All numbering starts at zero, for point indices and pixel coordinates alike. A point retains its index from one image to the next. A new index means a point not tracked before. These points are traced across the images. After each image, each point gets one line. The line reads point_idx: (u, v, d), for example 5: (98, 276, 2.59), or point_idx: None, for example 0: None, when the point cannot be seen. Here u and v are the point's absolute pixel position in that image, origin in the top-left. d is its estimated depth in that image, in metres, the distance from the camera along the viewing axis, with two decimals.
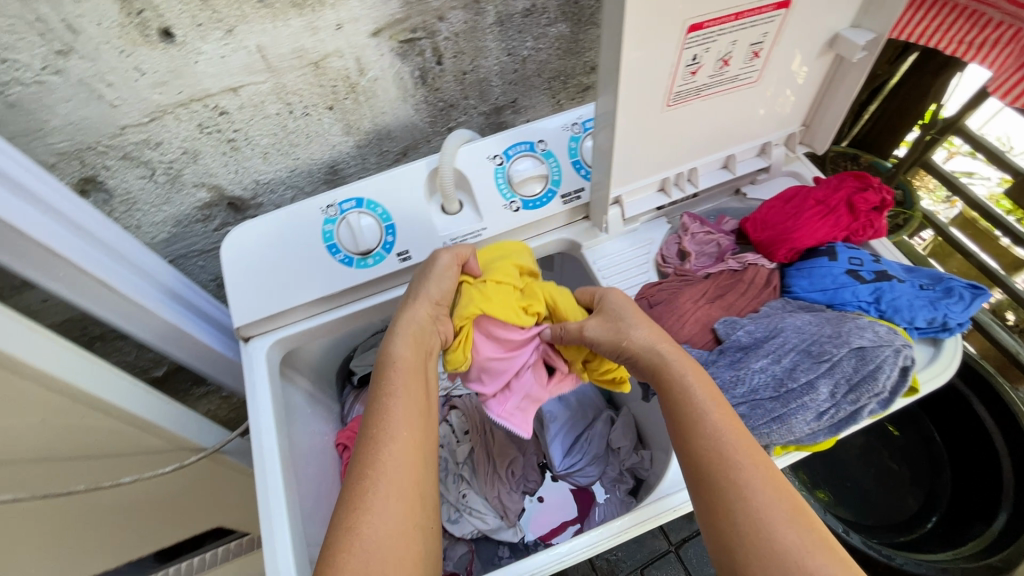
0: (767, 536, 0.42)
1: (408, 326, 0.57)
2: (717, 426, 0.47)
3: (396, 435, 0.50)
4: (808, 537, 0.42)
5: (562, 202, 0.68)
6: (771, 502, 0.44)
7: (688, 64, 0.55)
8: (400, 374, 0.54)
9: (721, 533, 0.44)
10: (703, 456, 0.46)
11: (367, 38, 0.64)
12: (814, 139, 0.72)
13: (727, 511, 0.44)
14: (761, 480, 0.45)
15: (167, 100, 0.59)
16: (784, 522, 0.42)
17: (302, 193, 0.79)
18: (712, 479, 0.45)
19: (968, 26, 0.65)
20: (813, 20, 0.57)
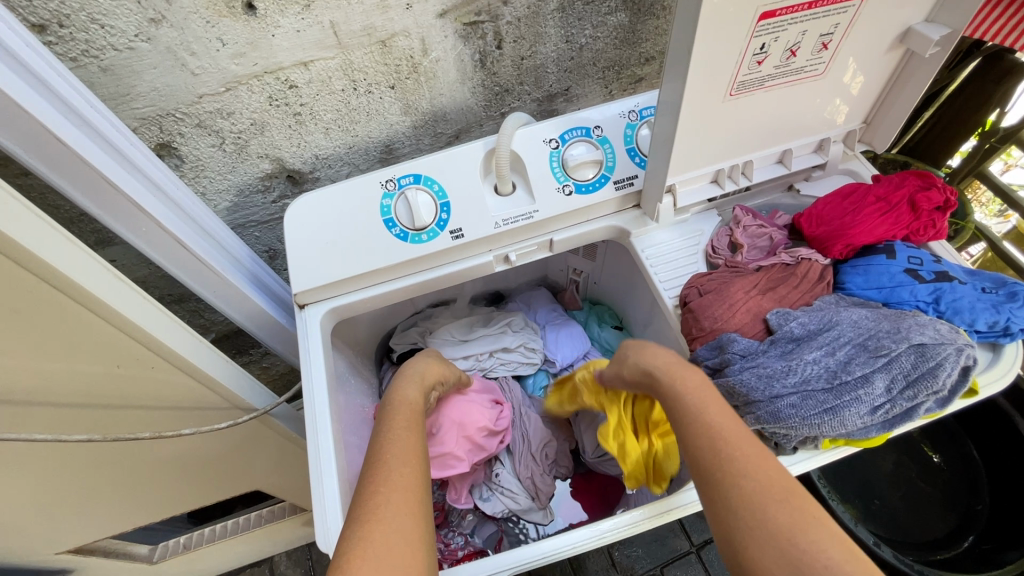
0: (761, 517, 0.40)
1: (413, 379, 0.66)
2: (710, 417, 0.48)
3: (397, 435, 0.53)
4: (803, 517, 0.39)
5: (615, 188, 0.68)
6: (765, 483, 0.42)
7: (755, 53, 0.55)
8: (403, 405, 0.60)
9: (720, 519, 0.42)
10: (696, 445, 0.46)
11: (433, 19, 0.66)
12: (874, 138, 0.71)
13: (721, 496, 0.43)
14: (753, 462, 0.43)
15: (243, 71, 0.61)
16: (775, 501, 0.41)
17: (357, 170, 0.81)
18: (706, 466, 0.45)
19: None
20: (886, 13, 0.56)
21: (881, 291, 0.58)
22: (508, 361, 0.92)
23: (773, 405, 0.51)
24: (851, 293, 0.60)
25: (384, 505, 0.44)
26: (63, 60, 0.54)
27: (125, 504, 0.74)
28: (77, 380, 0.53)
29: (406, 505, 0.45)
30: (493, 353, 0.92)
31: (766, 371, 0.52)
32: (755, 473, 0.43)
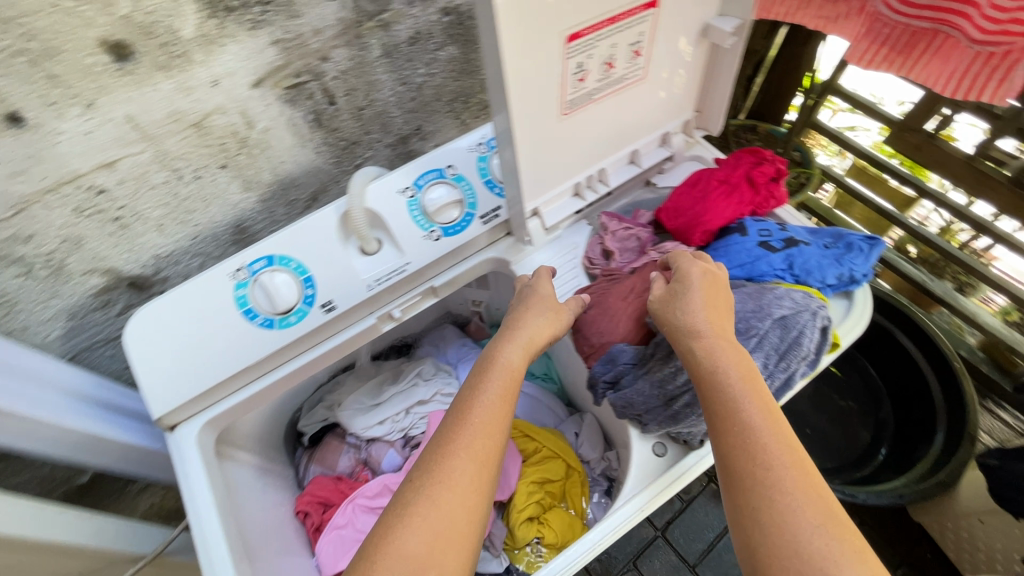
0: (791, 535, 0.38)
1: (514, 333, 0.57)
2: (751, 417, 0.43)
3: (473, 417, 0.49)
4: (841, 547, 0.37)
5: (482, 223, 0.68)
6: (802, 500, 0.39)
7: (574, 73, 0.56)
8: (502, 375, 0.53)
9: (744, 530, 0.40)
10: (729, 447, 0.43)
11: (248, 90, 0.61)
12: (708, 123, 0.75)
13: (749, 506, 0.40)
14: (793, 476, 0.40)
15: (31, 189, 0.53)
16: (812, 522, 0.38)
17: (211, 258, 0.74)
18: (738, 473, 0.42)
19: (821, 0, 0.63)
20: (681, 13, 0.59)
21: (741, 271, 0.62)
22: (426, 413, 0.87)
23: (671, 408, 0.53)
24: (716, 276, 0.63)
25: (433, 497, 0.44)
26: None
27: None
28: None
29: (466, 487, 0.46)
30: (409, 409, 0.87)
31: (658, 376, 0.54)
32: (792, 489, 0.39)
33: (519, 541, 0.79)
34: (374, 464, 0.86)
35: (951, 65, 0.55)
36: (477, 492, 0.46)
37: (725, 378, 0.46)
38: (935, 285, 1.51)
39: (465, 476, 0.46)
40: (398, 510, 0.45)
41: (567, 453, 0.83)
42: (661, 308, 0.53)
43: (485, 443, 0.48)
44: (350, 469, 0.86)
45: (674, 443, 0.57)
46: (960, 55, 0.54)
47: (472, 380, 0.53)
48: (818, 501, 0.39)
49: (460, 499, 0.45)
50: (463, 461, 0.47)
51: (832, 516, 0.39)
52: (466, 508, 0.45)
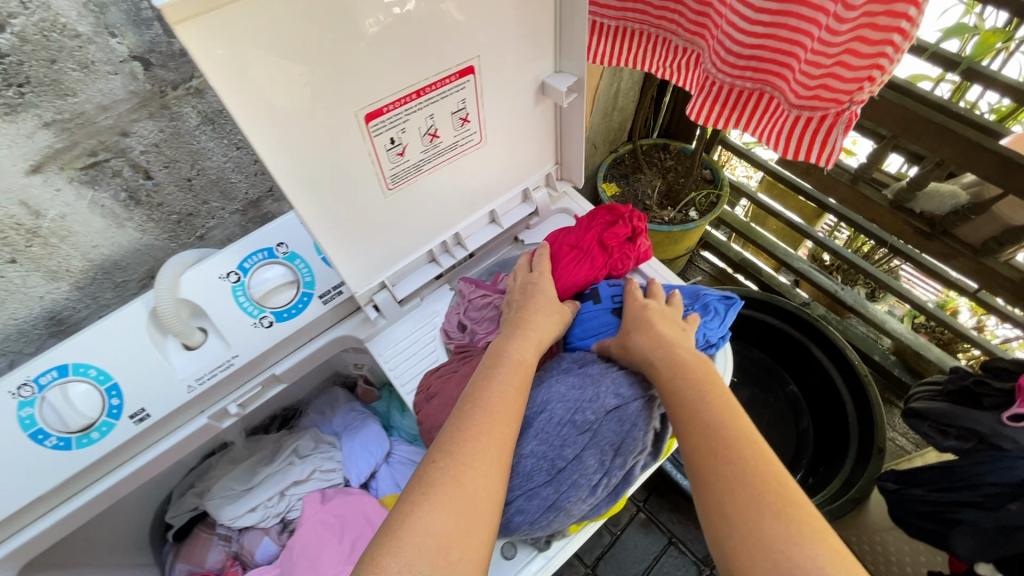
0: (753, 525, 0.38)
1: (524, 327, 0.55)
2: (711, 416, 0.45)
3: (488, 405, 0.47)
4: (800, 531, 0.37)
5: (321, 302, 0.62)
6: (761, 492, 0.39)
7: (388, 148, 0.51)
8: (514, 368, 0.51)
9: (713, 526, 0.40)
10: (692, 445, 0.44)
11: (25, 177, 0.53)
12: (571, 174, 0.72)
13: (714, 500, 0.41)
14: (753, 468, 0.41)
15: None
16: (773, 513, 0.38)
17: (23, 354, 0.66)
18: (702, 469, 0.42)
19: (664, 53, 0.67)
20: (509, 76, 0.56)
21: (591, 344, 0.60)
22: (302, 494, 0.81)
23: (505, 514, 0.48)
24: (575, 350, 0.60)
25: (456, 477, 0.42)
26: None
27: None
28: None
29: (488, 470, 0.43)
30: (284, 491, 0.81)
31: None
32: (751, 481, 0.40)
33: None
34: (245, 557, 0.79)
35: (778, 125, 0.60)
36: (501, 473, 0.43)
37: (685, 381, 0.48)
38: (845, 293, 1.51)
39: (486, 461, 0.43)
40: (415, 494, 0.41)
41: None
42: (619, 339, 0.55)
43: (510, 424, 0.46)
44: (219, 565, 0.80)
45: (524, 543, 0.52)
46: (784, 117, 0.59)
47: (486, 371, 0.50)
48: (775, 491, 0.39)
49: (487, 479, 0.42)
50: (484, 446, 0.44)
51: (792, 504, 0.39)
52: (489, 490, 0.42)
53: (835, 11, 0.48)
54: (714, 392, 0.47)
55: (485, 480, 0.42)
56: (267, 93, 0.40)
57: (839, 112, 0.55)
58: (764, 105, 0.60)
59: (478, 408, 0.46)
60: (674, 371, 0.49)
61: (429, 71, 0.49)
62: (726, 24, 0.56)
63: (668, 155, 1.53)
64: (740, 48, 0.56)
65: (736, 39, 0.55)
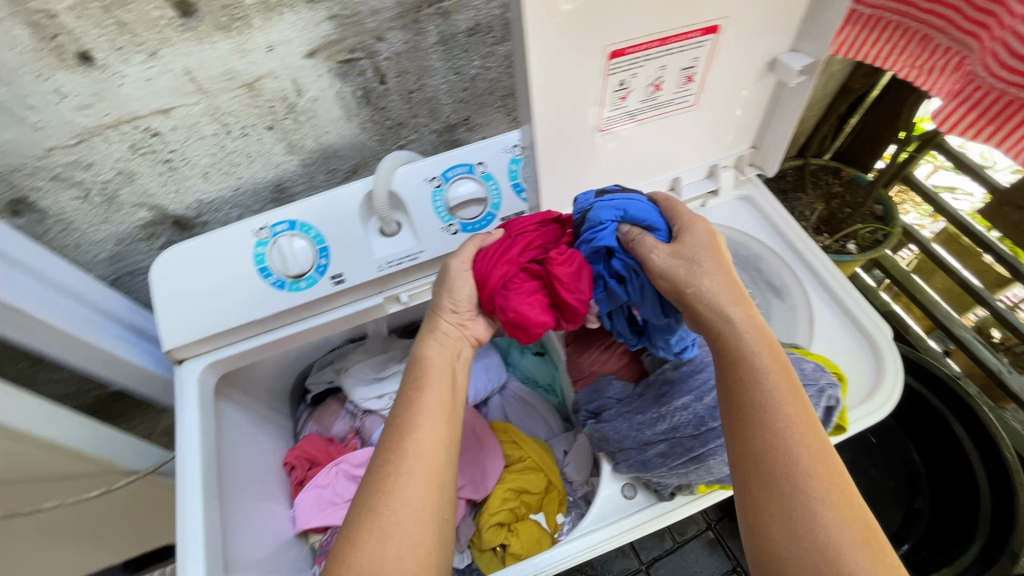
0: (829, 553, 0.39)
1: (438, 331, 0.54)
2: (786, 427, 0.43)
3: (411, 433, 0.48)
4: (867, 555, 0.39)
5: (502, 225, 0.67)
6: (837, 516, 0.40)
7: (615, 90, 0.54)
8: (429, 380, 0.52)
9: (774, 540, 0.41)
10: (765, 454, 0.42)
11: (302, 59, 0.63)
12: (764, 161, 0.70)
13: (783, 516, 0.41)
14: (827, 491, 0.41)
15: (94, 123, 0.58)
16: (853, 543, 0.39)
17: (250, 211, 0.78)
18: (771, 483, 0.41)
19: (919, 50, 0.66)
20: (746, 45, 0.55)
21: (594, 275, 0.53)
22: None
23: (644, 453, 0.52)
24: (593, 234, 0.53)
25: (382, 515, 0.45)
26: None
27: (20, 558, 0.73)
28: None
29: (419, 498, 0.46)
30: None
31: (640, 419, 0.52)
32: (830, 506, 0.40)
33: (484, 544, 0.78)
34: (364, 435, 0.89)
35: None
36: (434, 490, 0.47)
37: (764, 373, 0.44)
38: (1011, 378, 1.32)
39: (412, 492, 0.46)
40: (358, 535, 0.45)
41: (551, 469, 0.81)
42: (684, 273, 0.48)
43: (436, 442, 0.49)
44: (342, 434, 0.90)
45: (645, 489, 0.56)
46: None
47: (405, 392, 0.51)
48: (855, 519, 0.40)
49: (421, 504, 0.46)
50: (407, 479, 0.47)
51: (869, 532, 0.40)
52: (423, 522, 0.46)
53: None
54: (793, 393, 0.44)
55: (419, 505, 0.46)
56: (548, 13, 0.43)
57: None
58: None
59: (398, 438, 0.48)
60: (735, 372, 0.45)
61: (680, 22, 0.50)
62: (1016, 29, 0.54)
63: (838, 180, 1.39)
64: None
65: (1017, 47, 0.54)
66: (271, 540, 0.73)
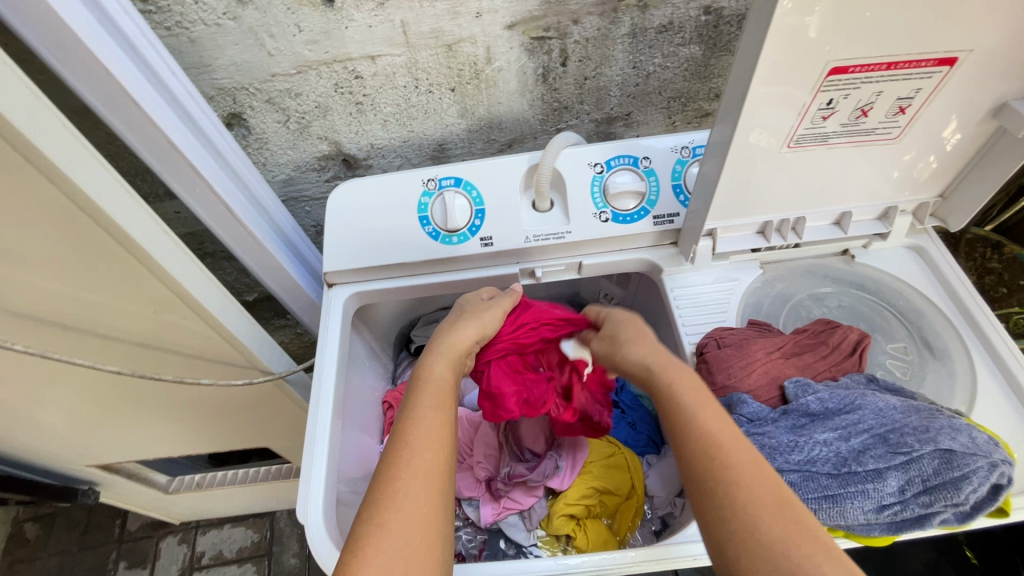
0: (753, 522, 0.39)
1: (442, 346, 0.59)
2: (703, 419, 0.45)
3: (419, 433, 0.50)
4: (796, 531, 0.38)
5: (652, 223, 0.67)
6: (760, 493, 0.40)
7: (821, 108, 0.52)
8: (430, 388, 0.54)
9: (712, 530, 0.41)
10: (688, 445, 0.44)
11: (501, 30, 0.67)
12: (949, 214, 0.65)
13: (713, 503, 0.41)
14: (745, 468, 0.42)
15: (315, 57, 0.65)
16: (773, 513, 0.39)
17: (409, 163, 0.84)
18: (698, 474, 0.43)
19: None
20: (976, 85, 0.52)
21: None
22: None
23: None
24: None
25: (385, 511, 0.45)
26: (159, 28, 0.60)
27: (157, 422, 0.84)
28: (118, 313, 0.60)
29: (425, 502, 0.46)
30: None
31: (771, 443, 0.49)
32: (748, 481, 0.41)
33: (551, 527, 0.78)
34: None
35: None
36: (435, 493, 0.47)
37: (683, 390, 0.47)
38: None
39: (412, 498, 0.46)
40: (361, 536, 0.44)
41: (637, 475, 0.80)
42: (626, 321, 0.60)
43: (434, 437, 0.50)
44: None
45: None
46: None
47: (408, 400, 0.54)
48: (772, 489, 0.41)
49: (419, 498, 0.46)
50: (410, 480, 0.46)
51: (787, 500, 0.40)
52: (424, 523, 0.45)
53: None
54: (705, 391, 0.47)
55: (427, 508, 0.45)
56: (789, 15, 0.43)
57: None
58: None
59: (403, 438, 0.50)
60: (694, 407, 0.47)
61: (917, 48, 0.47)
62: None
63: (996, 257, 1.16)
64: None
65: None
66: (362, 468, 0.77)
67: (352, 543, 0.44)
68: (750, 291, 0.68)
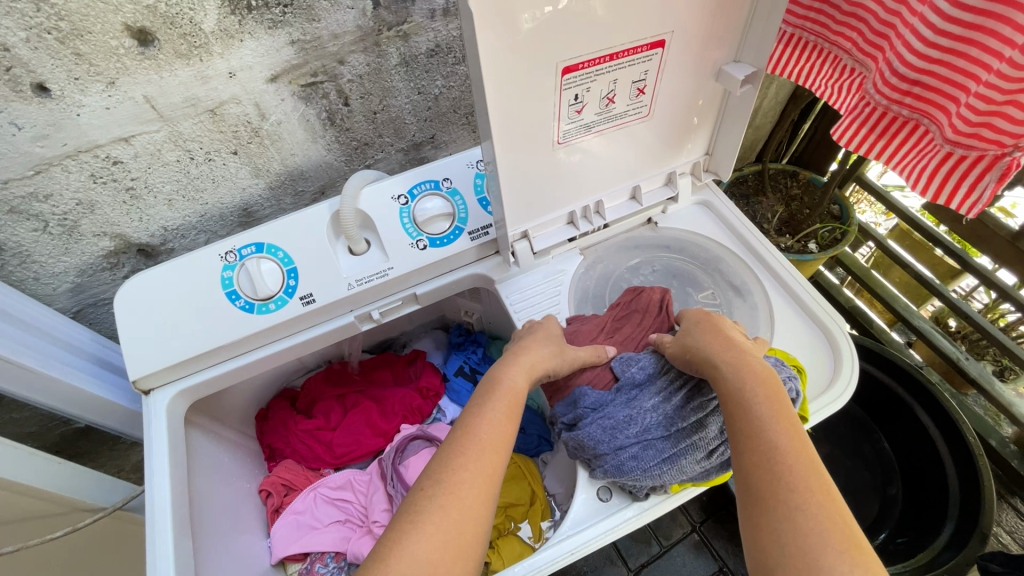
0: (813, 559, 0.38)
1: (524, 355, 0.58)
2: (780, 442, 0.45)
3: (487, 438, 0.49)
4: (864, 573, 0.37)
5: (469, 239, 0.69)
6: (826, 527, 0.39)
7: (571, 104, 0.55)
8: (506, 397, 0.54)
9: (762, 550, 0.40)
10: (751, 465, 0.44)
11: (264, 84, 0.64)
12: (718, 167, 0.73)
13: (770, 527, 0.41)
14: (806, 494, 0.41)
15: (52, 153, 0.58)
16: (836, 550, 0.38)
17: (217, 236, 0.78)
18: (760, 492, 0.43)
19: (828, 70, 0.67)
20: (689, 59, 0.59)
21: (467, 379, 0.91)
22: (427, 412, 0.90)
23: (618, 458, 0.53)
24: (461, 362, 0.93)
25: (446, 509, 0.44)
26: None
27: None
28: None
29: (481, 496, 0.46)
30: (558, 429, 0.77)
31: (611, 423, 0.55)
32: (815, 512, 0.40)
33: None
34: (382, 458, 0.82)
35: (924, 161, 0.60)
36: (484, 494, 0.46)
37: (752, 402, 0.48)
38: (970, 364, 1.18)
39: (471, 492, 0.46)
40: (424, 507, 0.44)
41: (534, 477, 0.82)
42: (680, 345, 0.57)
43: (497, 442, 0.50)
44: None
45: (619, 491, 0.57)
46: (933, 154, 0.59)
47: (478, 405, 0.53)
48: (841, 530, 0.39)
49: (475, 496, 0.46)
50: (470, 475, 0.46)
51: (860, 548, 0.39)
52: (474, 516, 0.45)
53: (987, 79, 0.50)
54: (785, 417, 0.46)
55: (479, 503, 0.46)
56: (498, 28, 0.45)
57: (997, 156, 0.54)
58: (915, 138, 0.60)
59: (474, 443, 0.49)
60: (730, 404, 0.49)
61: (627, 38, 0.53)
62: (911, 31, 0.54)
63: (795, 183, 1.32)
64: (929, 43, 0.53)
65: (906, 59, 0.55)
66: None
67: (398, 525, 0.44)
68: (575, 278, 0.72)
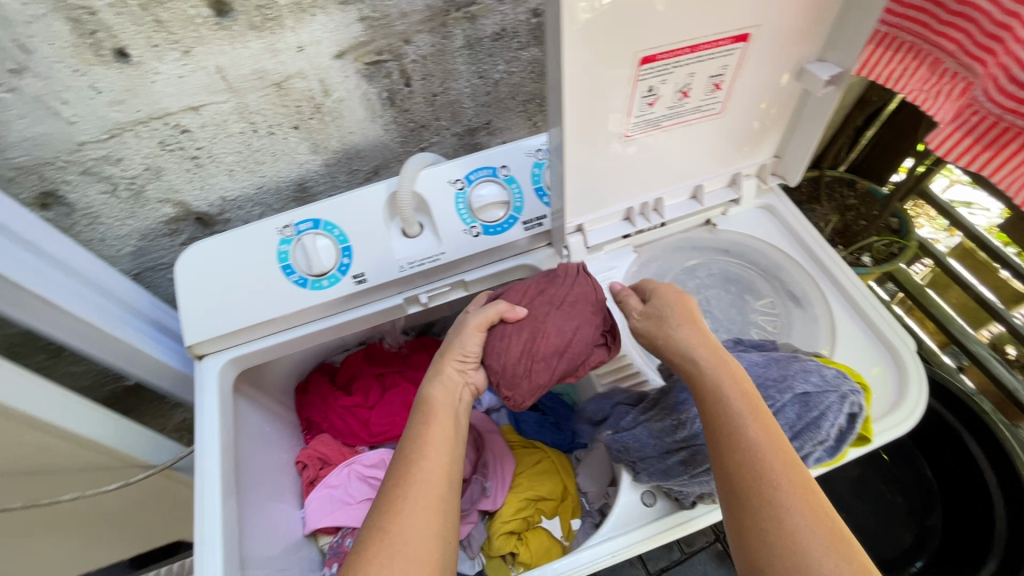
0: (800, 558, 0.39)
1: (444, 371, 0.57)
2: (757, 442, 0.44)
3: (423, 461, 0.49)
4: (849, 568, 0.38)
5: (523, 229, 0.68)
6: (810, 524, 0.40)
7: (644, 96, 0.53)
8: (440, 417, 0.53)
9: (750, 547, 0.41)
10: (732, 466, 0.44)
11: (331, 60, 0.64)
12: (786, 170, 0.70)
13: (757, 527, 0.41)
14: (790, 493, 0.41)
15: (126, 118, 0.59)
16: (823, 547, 0.39)
17: (271, 210, 0.79)
18: (744, 492, 0.42)
19: (927, 75, 0.64)
20: (771, 55, 0.56)
21: None
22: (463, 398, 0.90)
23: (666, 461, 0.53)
24: None
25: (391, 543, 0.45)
26: None
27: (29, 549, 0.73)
28: None
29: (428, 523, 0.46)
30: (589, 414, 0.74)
31: (658, 428, 0.54)
32: (799, 510, 0.41)
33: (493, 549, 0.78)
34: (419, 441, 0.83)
35: None
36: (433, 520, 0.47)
37: (723, 400, 0.46)
38: None
39: (415, 521, 0.46)
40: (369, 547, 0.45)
41: (566, 471, 0.81)
42: (656, 330, 0.54)
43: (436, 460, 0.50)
44: None
45: (664, 497, 0.56)
46: None
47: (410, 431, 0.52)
48: (825, 525, 0.40)
49: (419, 525, 0.46)
50: (411, 507, 0.46)
51: (842, 541, 0.40)
52: (423, 547, 0.45)
53: None
54: (760, 415, 0.45)
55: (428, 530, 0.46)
56: (581, 14, 0.44)
57: None
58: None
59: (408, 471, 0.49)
60: (712, 412, 0.46)
61: (711, 30, 0.50)
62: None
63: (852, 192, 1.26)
64: None
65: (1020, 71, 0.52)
66: (280, 543, 0.72)
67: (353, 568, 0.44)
68: (628, 276, 0.70)
